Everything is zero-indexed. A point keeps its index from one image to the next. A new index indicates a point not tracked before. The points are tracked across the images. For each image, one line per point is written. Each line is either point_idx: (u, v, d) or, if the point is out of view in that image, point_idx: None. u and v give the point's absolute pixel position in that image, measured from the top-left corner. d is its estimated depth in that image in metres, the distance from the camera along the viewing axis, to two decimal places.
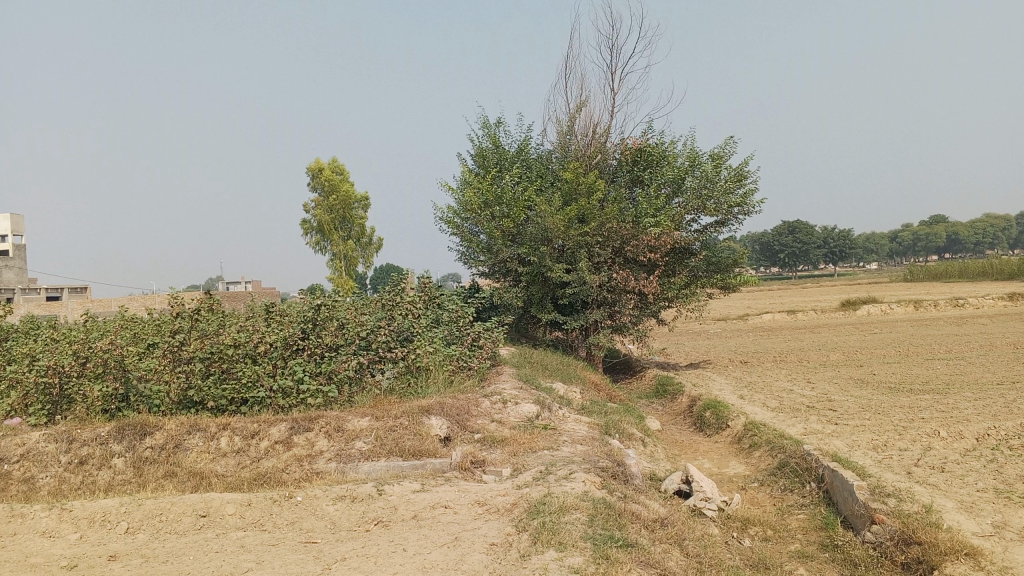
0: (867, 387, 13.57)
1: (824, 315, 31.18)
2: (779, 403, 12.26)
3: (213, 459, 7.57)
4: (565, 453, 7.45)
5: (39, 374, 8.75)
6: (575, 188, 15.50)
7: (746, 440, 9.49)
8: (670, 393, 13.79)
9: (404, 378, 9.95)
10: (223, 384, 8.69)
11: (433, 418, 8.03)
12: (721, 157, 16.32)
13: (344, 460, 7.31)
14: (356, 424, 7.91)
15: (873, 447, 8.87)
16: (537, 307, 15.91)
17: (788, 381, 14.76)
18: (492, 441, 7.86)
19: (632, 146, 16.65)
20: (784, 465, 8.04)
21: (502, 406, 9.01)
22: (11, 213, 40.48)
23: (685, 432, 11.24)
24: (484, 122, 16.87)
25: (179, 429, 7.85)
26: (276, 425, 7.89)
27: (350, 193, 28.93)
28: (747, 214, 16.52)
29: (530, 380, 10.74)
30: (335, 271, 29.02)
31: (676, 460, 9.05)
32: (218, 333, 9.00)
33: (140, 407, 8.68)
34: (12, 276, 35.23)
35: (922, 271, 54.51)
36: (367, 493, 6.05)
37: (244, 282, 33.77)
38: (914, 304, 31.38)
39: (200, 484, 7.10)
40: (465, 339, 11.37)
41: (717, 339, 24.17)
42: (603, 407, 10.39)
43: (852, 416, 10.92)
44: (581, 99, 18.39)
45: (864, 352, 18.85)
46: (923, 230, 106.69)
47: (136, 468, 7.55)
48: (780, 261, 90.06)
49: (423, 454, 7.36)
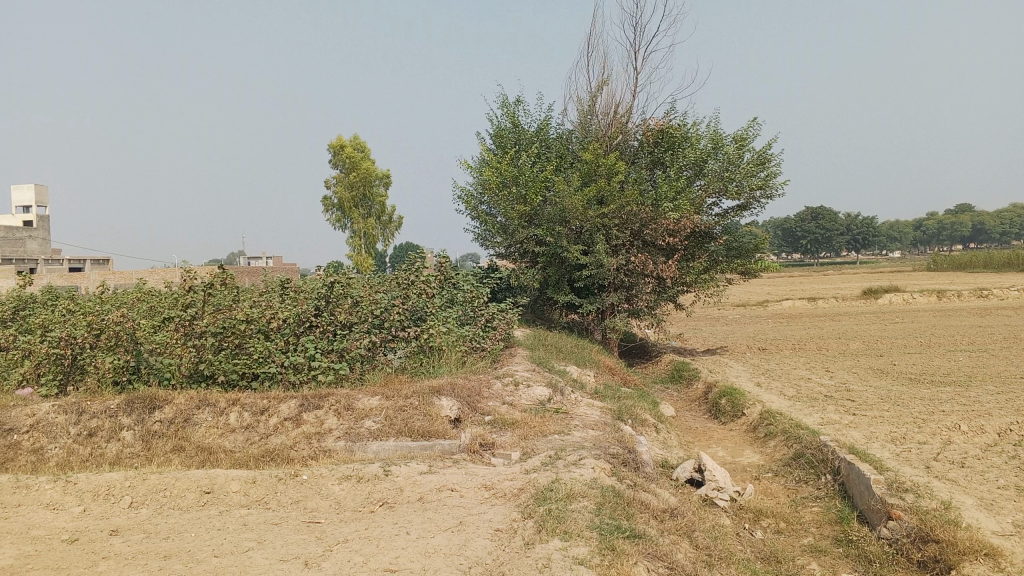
0: (887, 377, 13.35)
1: (845, 302, 30.84)
2: (797, 392, 12.09)
3: (222, 435, 7.54)
4: (576, 438, 7.34)
5: (51, 344, 8.71)
6: (594, 169, 15.27)
7: (761, 429, 9.35)
8: (686, 379, 13.65)
9: (416, 358, 9.86)
10: (233, 359, 8.64)
11: (444, 398, 7.94)
12: (744, 139, 16.07)
13: (353, 439, 7.24)
14: (366, 403, 7.83)
15: (891, 439, 8.70)
16: (554, 289, 15.80)
17: (806, 370, 14.57)
18: (502, 423, 7.77)
19: (654, 127, 16.22)
20: (799, 456, 7.89)
21: (514, 388, 8.91)
22: (36, 184, 40.78)
23: (699, 419, 11.11)
24: (502, 101, 16.69)
25: (189, 403, 7.82)
26: (285, 402, 7.83)
27: (371, 170, 28.84)
28: (770, 198, 16.26)
29: (543, 363, 10.62)
30: (355, 248, 29.03)
31: (689, 448, 8.92)
32: (231, 308, 8.88)
33: (151, 380, 8.66)
34: (36, 247, 35.55)
35: (946, 261, 53.80)
36: (374, 473, 5.97)
37: (265, 258, 33.89)
38: (938, 294, 30.93)
39: (208, 459, 7.07)
40: (479, 320, 11.26)
41: (736, 325, 23.96)
42: (617, 392, 10.28)
43: (871, 407, 10.74)
44: (603, 78, 18.13)
45: (885, 341, 18.59)
46: (949, 219, 105.27)
47: (144, 441, 7.53)
48: (802, 247, 89.23)
49: (432, 435, 7.28)
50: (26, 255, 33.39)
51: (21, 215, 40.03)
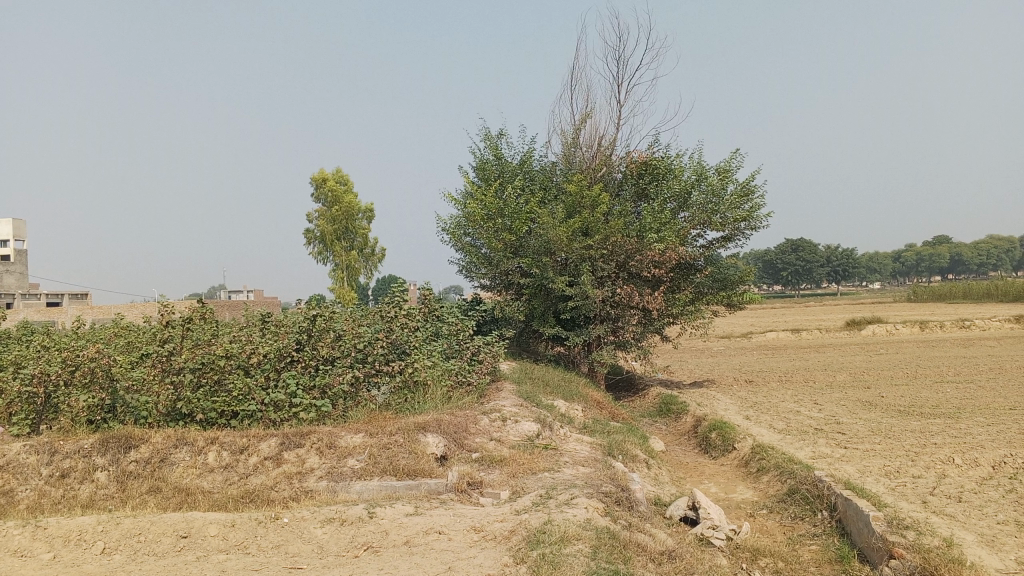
0: (876, 409, 13.23)
1: (828, 334, 30.87)
2: (787, 425, 11.93)
3: (200, 475, 7.28)
4: (566, 476, 7.14)
5: (24, 382, 8.39)
6: (579, 200, 15.19)
7: (753, 464, 9.17)
8: (674, 412, 13.48)
9: (400, 394, 9.67)
10: (212, 396, 8.39)
11: (430, 435, 7.72)
12: (727, 171, 16.07)
13: (336, 478, 7.00)
14: (349, 440, 7.61)
15: (885, 473, 8.56)
16: (539, 321, 15.64)
17: (794, 402, 14.45)
18: (490, 460, 7.56)
19: (638, 159, 16.44)
20: (794, 492, 7.72)
21: (501, 424, 8.70)
22: (14, 218, 40.30)
23: (689, 453, 10.92)
24: (485, 133, 16.61)
25: (166, 442, 7.57)
26: (266, 440, 7.60)
27: (354, 203, 28.72)
28: (754, 230, 16.25)
29: (530, 397, 10.42)
30: (337, 281, 28.82)
31: (681, 484, 8.73)
32: (211, 343, 8.66)
33: (126, 418, 8.40)
34: (12, 281, 35.00)
35: (926, 292, 54.18)
36: (358, 515, 5.74)
37: (247, 292, 33.58)
38: (920, 324, 31.04)
39: (185, 500, 6.80)
40: (464, 353, 11.08)
41: (721, 357, 23.86)
42: (606, 426, 10.09)
43: (862, 440, 10.60)
44: (586, 111, 18.15)
45: (871, 372, 18.52)
46: (926, 251, 106.39)
47: (119, 482, 7.24)
48: (783, 279, 89.73)
49: (418, 474, 7.05)
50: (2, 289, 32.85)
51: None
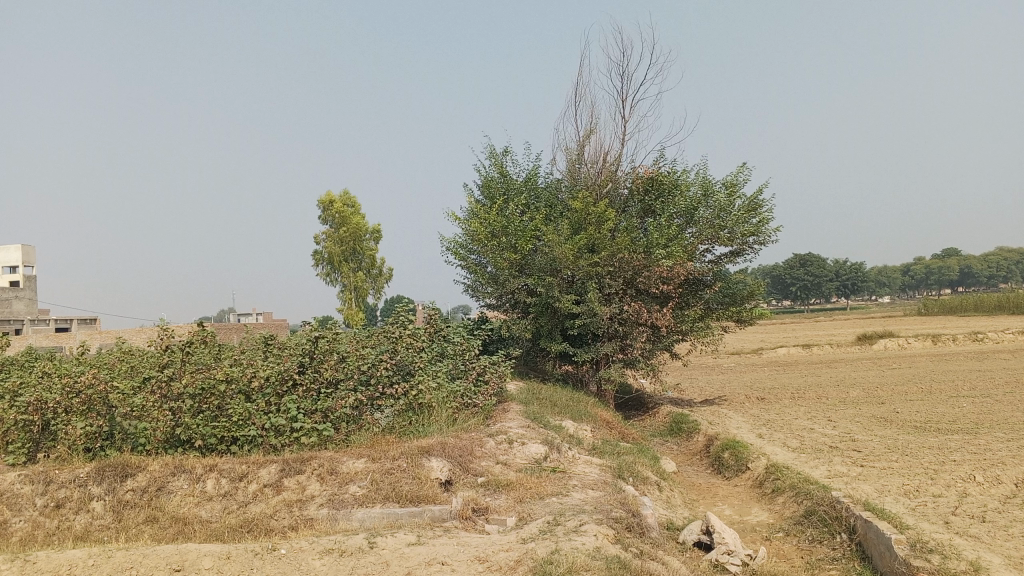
0: (892, 426, 12.94)
1: (839, 349, 30.53)
2: (801, 443, 11.66)
3: (198, 503, 7.08)
4: (575, 500, 6.91)
5: (20, 410, 8.26)
6: (584, 217, 15.00)
7: (768, 484, 8.92)
8: (685, 432, 13.23)
9: (405, 416, 9.44)
10: (212, 422, 8.19)
11: (433, 459, 7.50)
12: (734, 186, 15.88)
13: (337, 506, 6.78)
14: (351, 466, 7.41)
15: (904, 493, 8.29)
16: (546, 339, 15.42)
17: (808, 419, 14.17)
18: (496, 485, 7.34)
19: (644, 175, 16.29)
20: (811, 514, 7.47)
21: (507, 446, 8.48)
22: (23, 245, 40.40)
23: (702, 474, 10.67)
24: (490, 151, 16.50)
25: (164, 470, 7.38)
26: (265, 467, 7.40)
27: (361, 225, 28.64)
28: (763, 245, 16.04)
29: (537, 418, 10.19)
30: (345, 303, 28.69)
31: (694, 507, 8.49)
32: (212, 368, 8.49)
33: (124, 446, 8.22)
34: (22, 307, 35.02)
35: (937, 305, 53.70)
36: (358, 545, 5.53)
37: (257, 314, 33.55)
38: (933, 338, 30.69)
39: (183, 531, 6.59)
40: (469, 374, 10.87)
41: (731, 374, 23.58)
42: (616, 447, 9.86)
43: (879, 458, 10.33)
44: (591, 127, 18.03)
45: (884, 388, 18.21)
46: (936, 264, 105.80)
47: (115, 513, 7.05)
48: (792, 294, 89.24)
49: (422, 500, 6.83)
50: (12, 317, 32.89)
51: (8, 276, 39.62)
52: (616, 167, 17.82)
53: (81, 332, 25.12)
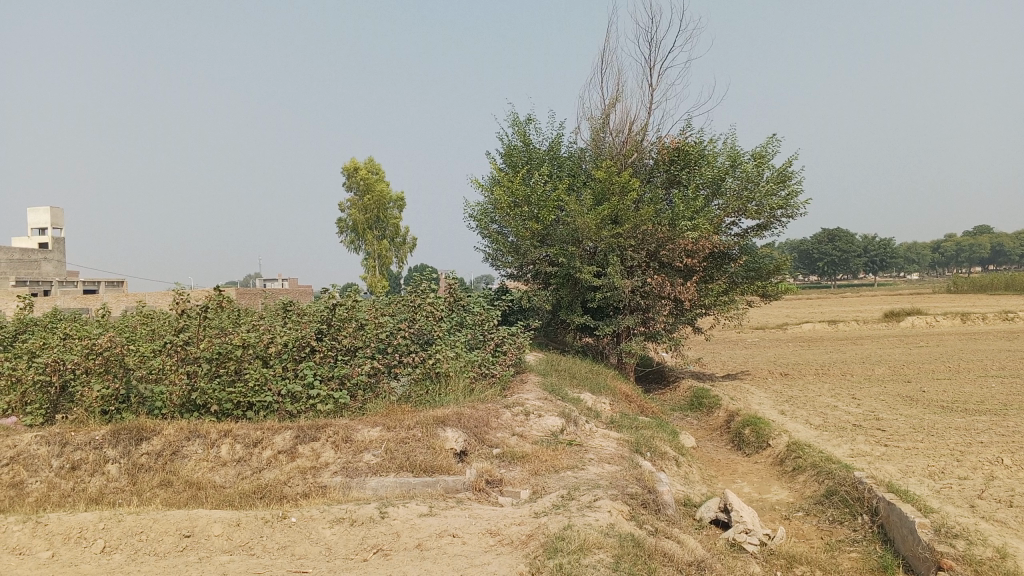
0: (917, 405, 12.70)
1: (865, 326, 30.12)
2: (824, 421, 11.46)
3: (212, 468, 7.05)
4: (590, 475, 6.80)
5: (38, 372, 8.29)
6: (608, 187, 14.77)
7: (789, 462, 8.76)
8: (706, 407, 13.09)
9: (422, 385, 9.35)
10: (228, 388, 8.14)
11: (449, 429, 7.41)
12: (763, 156, 15.52)
13: (351, 474, 6.72)
14: (366, 434, 7.34)
15: (929, 474, 8.10)
16: (567, 310, 15.28)
17: (832, 396, 13.94)
18: (511, 457, 7.25)
19: (670, 145, 15.98)
20: (832, 494, 7.31)
21: (524, 418, 8.38)
22: (52, 207, 40.76)
23: (721, 450, 10.54)
24: (513, 118, 16.25)
25: (179, 434, 7.36)
26: (280, 433, 7.35)
27: (385, 193, 28.53)
28: (791, 218, 15.72)
29: (555, 390, 10.07)
30: (369, 270, 28.66)
31: (712, 483, 8.37)
32: (228, 332, 8.43)
33: (140, 410, 8.22)
34: (51, 269, 35.43)
35: (966, 283, 52.80)
36: (368, 515, 5.46)
37: (281, 281, 33.71)
38: (962, 316, 30.17)
39: (196, 495, 6.57)
40: (488, 344, 10.76)
41: (754, 348, 23.33)
42: (634, 421, 9.72)
43: (903, 437, 10.13)
44: (616, 95, 17.68)
45: (911, 366, 17.90)
46: (967, 241, 104.03)
47: (130, 476, 7.05)
48: (819, 270, 88.23)
49: (436, 470, 6.75)
50: (41, 278, 33.28)
51: (37, 238, 40.02)
52: (642, 136, 17.52)
53: (106, 294, 25.35)
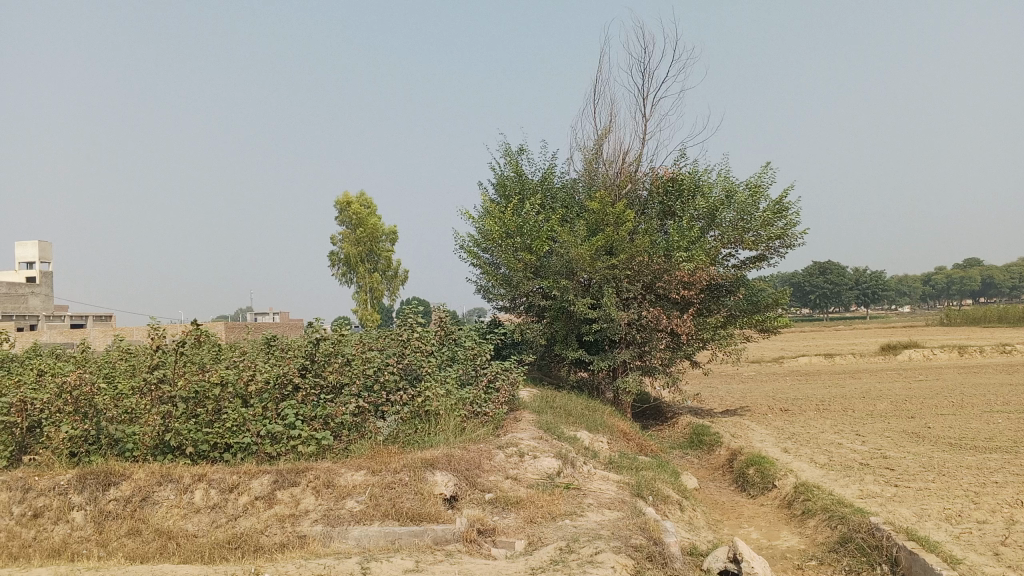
0: (925, 442, 12.27)
1: (862, 359, 29.74)
2: (829, 459, 11.01)
3: (185, 516, 6.57)
4: (590, 524, 6.36)
5: (3, 412, 7.81)
6: (602, 218, 14.43)
7: (798, 505, 8.31)
8: (707, 444, 12.66)
9: (411, 424, 8.87)
10: (204, 428, 7.66)
11: (438, 473, 6.95)
12: (759, 187, 15.25)
13: (332, 523, 6.25)
14: (349, 479, 6.88)
15: (946, 518, 7.67)
16: (562, 344, 14.85)
17: (835, 433, 13.50)
18: (505, 503, 6.79)
19: (664, 176, 15.69)
20: (847, 541, 6.87)
21: (518, 460, 7.92)
22: (41, 241, 40.28)
23: (725, 491, 10.09)
24: (505, 149, 15.96)
25: (149, 479, 6.87)
26: (258, 477, 6.87)
27: (378, 226, 28.25)
28: (789, 249, 15.41)
29: (551, 429, 9.61)
30: (360, 304, 28.20)
31: (718, 529, 7.92)
32: (207, 369, 7.98)
33: (110, 452, 7.73)
34: (39, 303, 34.95)
35: (960, 316, 52.51)
36: (349, 571, 5.00)
37: (273, 315, 33.28)
38: (959, 349, 29.82)
39: (166, 546, 6.08)
40: (480, 380, 10.31)
41: (752, 383, 22.94)
42: (634, 462, 9.25)
43: (914, 477, 9.69)
44: (609, 126, 17.44)
45: (913, 401, 17.47)
46: (959, 274, 104.26)
47: (96, 524, 6.56)
48: (812, 303, 88.06)
49: (424, 518, 6.29)
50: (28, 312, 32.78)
51: (24, 272, 39.45)
52: (636, 166, 17.26)
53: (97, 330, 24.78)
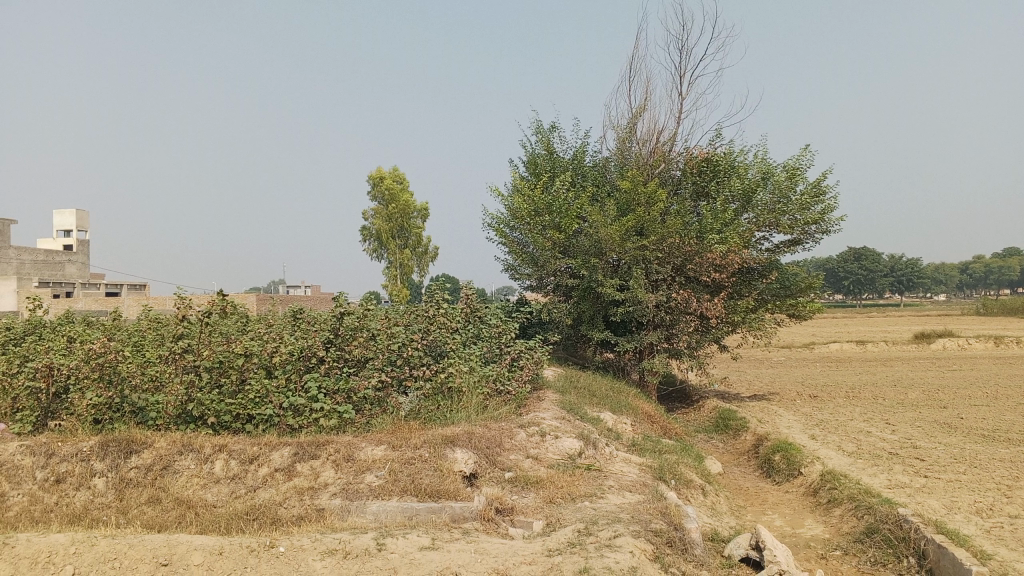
0: (957, 433, 12.01)
1: (895, 347, 29.26)
2: (857, 447, 10.82)
3: (205, 486, 6.59)
4: (610, 507, 6.27)
5: (30, 378, 7.90)
6: (633, 198, 14.23)
7: (824, 493, 8.16)
8: (732, 429, 12.51)
9: (433, 400, 8.83)
10: (226, 399, 7.67)
11: (458, 450, 6.89)
12: (796, 169, 14.93)
13: (350, 497, 6.22)
14: (369, 453, 6.85)
15: (976, 511, 7.49)
16: (588, 325, 14.74)
17: (865, 421, 13.27)
18: (525, 482, 6.72)
19: (698, 156, 15.42)
20: (873, 532, 6.72)
21: (539, 439, 7.85)
22: (78, 209, 40.83)
23: (750, 477, 9.96)
24: (537, 126, 15.80)
25: (171, 448, 6.90)
26: (278, 449, 6.86)
27: (410, 202, 28.23)
28: (825, 234, 15.11)
29: (574, 409, 9.52)
30: (390, 280, 28.27)
31: (741, 515, 7.80)
32: (231, 340, 8.00)
33: (133, 420, 7.79)
34: (75, 271, 35.53)
35: (997, 306, 51.48)
36: (364, 547, 4.97)
37: (304, 288, 33.54)
38: (995, 339, 29.21)
39: (185, 514, 6.10)
40: (504, 358, 10.23)
41: (781, 368, 22.67)
42: (657, 444, 9.14)
43: (944, 468, 9.48)
44: (644, 104, 17.17)
45: (946, 390, 17.13)
46: (997, 263, 102.21)
47: (117, 491, 6.60)
48: (845, 288, 86.86)
49: (442, 496, 6.25)
50: (64, 280, 33.33)
51: (61, 240, 40.09)
52: (669, 146, 16.98)
53: (132, 298, 25.07)
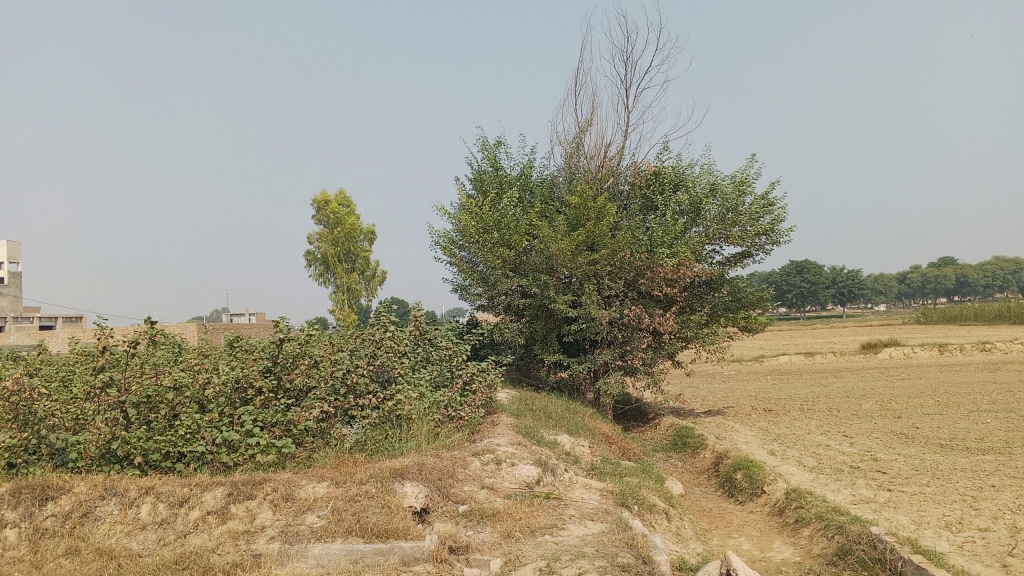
0: (915, 443, 11.89)
1: (842, 357, 29.52)
2: (819, 462, 10.59)
3: (129, 534, 5.99)
4: (572, 540, 5.87)
5: None
6: (582, 214, 13.95)
7: (790, 513, 7.88)
8: (691, 447, 12.23)
9: (381, 429, 8.32)
10: (154, 437, 7.08)
11: (408, 484, 6.43)
12: (744, 181, 14.87)
13: (290, 540, 5.72)
14: (311, 491, 6.36)
15: (946, 525, 7.26)
16: (541, 345, 14.37)
17: (822, 434, 13.12)
18: (480, 515, 6.29)
19: (646, 170, 15.24)
20: (846, 553, 6.44)
21: (494, 468, 7.42)
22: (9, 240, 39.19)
23: (712, 497, 9.66)
24: (482, 143, 15.47)
25: (92, 493, 6.30)
26: (211, 490, 6.32)
27: (356, 225, 27.62)
28: (775, 245, 15.04)
29: (529, 433, 9.11)
30: (337, 305, 27.54)
31: (707, 540, 7.46)
32: (161, 373, 7.42)
33: (51, 463, 7.13)
34: (7, 305, 33.95)
35: (936, 314, 52.67)
36: None
37: (248, 316, 32.60)
38: (939, 347, 29.65)
39: (106, 566, 5.48)
40: (455, 382, 9.78)
41: (733, 383, 22.59)
42: (617, 467, 8.79)
43: (907, 481, 9.29)
44: (590, 118, 16.98)
45: (898, 400, 17.14)
46: (933, 274, 105.17)
47: (30, 543, 5.93)
48: (790, 301, 88.27)
49: (391, 535, 5.78)
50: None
51: None
52: (617, 161, 16.79)
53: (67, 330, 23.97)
